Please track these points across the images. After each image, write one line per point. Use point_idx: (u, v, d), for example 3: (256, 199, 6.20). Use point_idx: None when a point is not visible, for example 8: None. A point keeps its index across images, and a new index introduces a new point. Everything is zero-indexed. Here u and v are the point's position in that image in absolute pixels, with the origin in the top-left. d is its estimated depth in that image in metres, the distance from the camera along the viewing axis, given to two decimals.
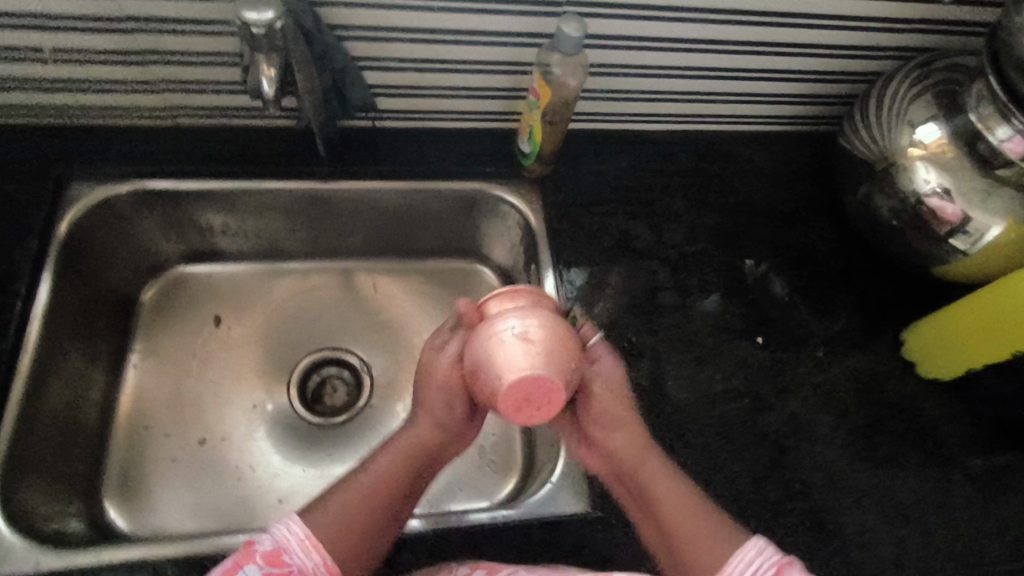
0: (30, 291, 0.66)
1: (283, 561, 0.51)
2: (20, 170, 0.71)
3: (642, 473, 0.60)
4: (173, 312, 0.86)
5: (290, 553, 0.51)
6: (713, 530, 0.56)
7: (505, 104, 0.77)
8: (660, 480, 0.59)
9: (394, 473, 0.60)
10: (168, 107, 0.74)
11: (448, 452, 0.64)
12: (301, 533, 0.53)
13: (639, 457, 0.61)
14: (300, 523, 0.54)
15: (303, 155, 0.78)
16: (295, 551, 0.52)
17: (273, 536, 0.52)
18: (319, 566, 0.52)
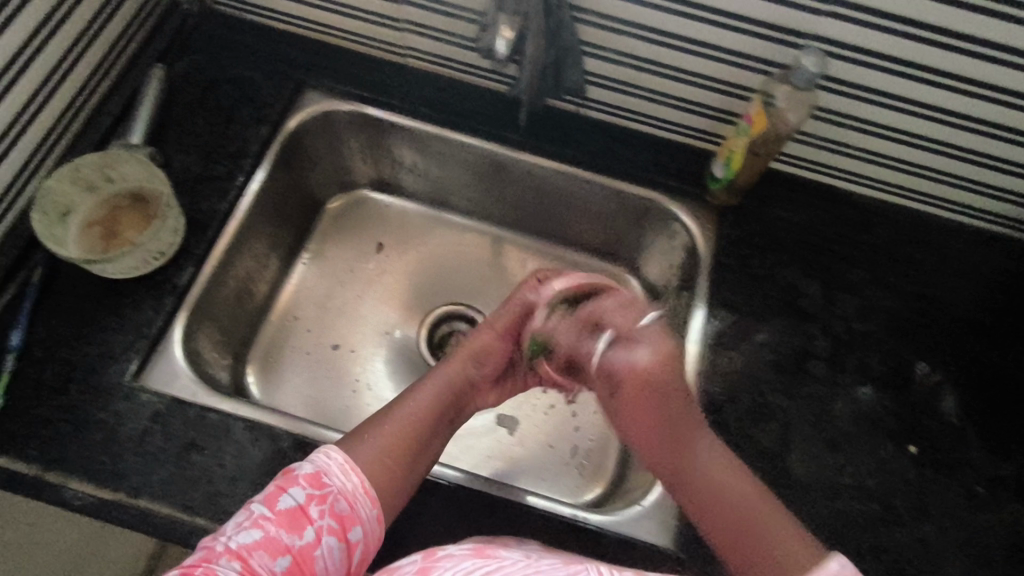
0: (248, 171, 0.74)
1: (322, 483, 0.55)
2: (269, 66, 0.80)
3: (690, 473, 0.59)
4: (346, 227, 0.94)
5: (329, 476, 0.55)
6: (765, 547, 0.52)
7: (708, 124, 0.75)
8: (709, 484, 0.58)
9: (416, 420, 0.64)
10: (400, 46, 0.79)
11: (461, 403, 0.69)
12: (340, 459, 0.57)
13: (680, 443, 0.62)
14: (339, 452, 0.58)
15: (503, 119, 0.81)
16: (335, 473, 0.56)
17: (311, 464, 0.56)
18: (357, 486, 0.56)
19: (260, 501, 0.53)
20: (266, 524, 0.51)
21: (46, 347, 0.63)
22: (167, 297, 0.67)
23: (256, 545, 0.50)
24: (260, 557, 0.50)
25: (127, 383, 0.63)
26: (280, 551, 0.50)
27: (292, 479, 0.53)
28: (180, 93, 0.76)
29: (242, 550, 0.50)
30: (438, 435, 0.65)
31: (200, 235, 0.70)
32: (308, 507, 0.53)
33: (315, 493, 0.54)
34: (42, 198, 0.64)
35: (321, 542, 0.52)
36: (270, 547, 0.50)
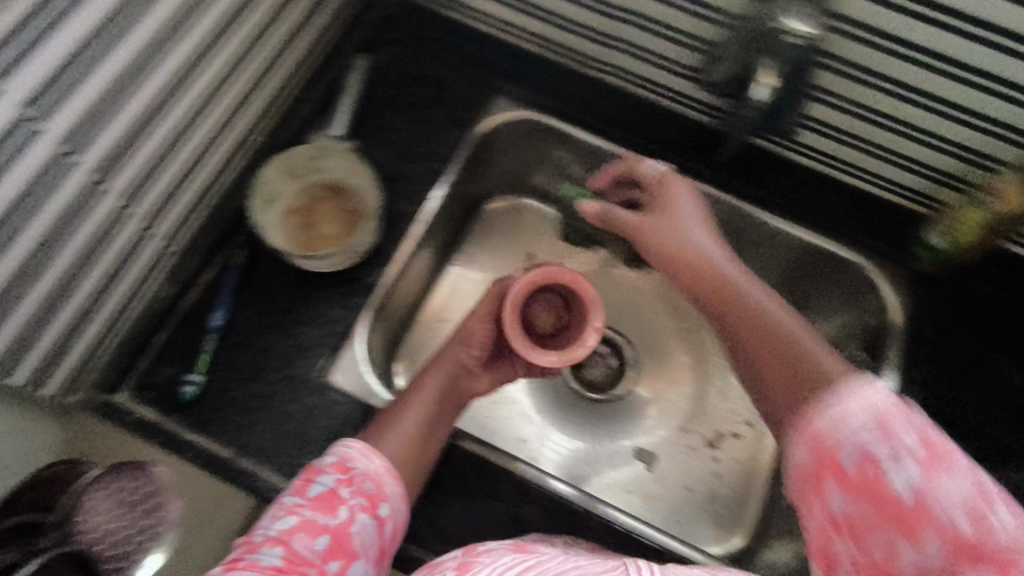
0: (438, 174, 0.73)
1: (348, 467, 0.52)
2: (465, 68, 0.79)
3: (784, 373, 0.54)
4: (501, 232, 0.91)
5: (352, 459, 0.53)
6: (840, 462, 0.42)
7: (925, 185, 0.72)
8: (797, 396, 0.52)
9: (415, 407, 0.60)
10: (603, 62, 0.77)
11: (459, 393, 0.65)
12: (359, 446, 0.55)
13: (790, 351, 0.54)
14: (355, 439, 0.55)
15: (693, 151, 0.77)
16: (357, 457, 0.53)
17: (333, 453, 0.53)
18: (383, 468, 0.54)
19: (289, 493, 0.51)
20: (300, 510, 0.49)
21: (243, 330, 0.64)
22: (357, 296, 0.67)
23: (294, 530, 0.48)
24: (301, 539, 0.48)
25: (316, 377, 0.63)
26: (319, 531, 0.48)
27: (315, 468, 0.52)
28: (378, 86, 0.76)
29: (280, 535, 0.48)
30: (441, 422, 0.62)
31: (392, 237, 0.70)
32: (338, 488, 0.51)
33: (343, 476, 0.52)
34: (256, 185, 0.65)
35: (356, 520, 0.50)
36: (308, 530, 0.48)
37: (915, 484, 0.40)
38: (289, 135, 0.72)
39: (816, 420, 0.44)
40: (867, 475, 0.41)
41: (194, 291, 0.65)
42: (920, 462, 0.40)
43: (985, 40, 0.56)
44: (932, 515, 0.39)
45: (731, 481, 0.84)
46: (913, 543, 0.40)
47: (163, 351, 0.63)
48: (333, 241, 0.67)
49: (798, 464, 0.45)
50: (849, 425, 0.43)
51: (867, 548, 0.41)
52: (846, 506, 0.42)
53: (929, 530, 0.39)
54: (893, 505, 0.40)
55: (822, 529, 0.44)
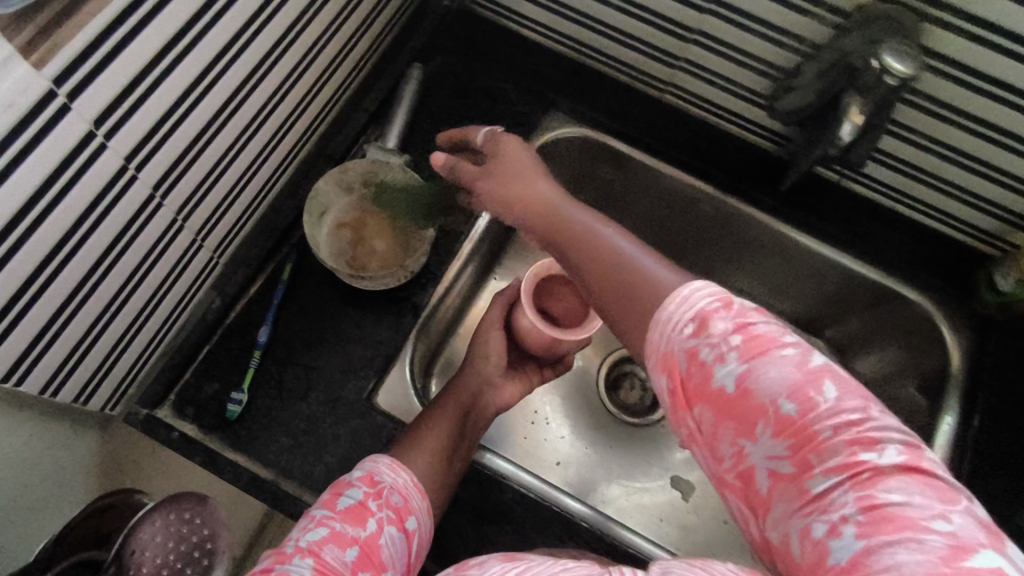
0: None
1: (375, 481, 0.51)
2: (522, 82, 0.76)
3: (620, 302, 0.43)
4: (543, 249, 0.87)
5: (379, 474, 0.52)
6: (731, 407, 0.37)
7: (996, 228, 0.70)
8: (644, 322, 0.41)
9: (445, 413, 0.60)
10: (666, 83, 0.74)
11: (487, 403, 0.63)
12: (388, 460, 0.54)
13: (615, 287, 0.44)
14: (382, 456, 0.54)
15: (755, 179, 0.75)
16: (385, 471, 0.52)
17: (358, 469, 0.52)
18: (409, 483, 0.52)
19: (315, 505, 0.48)
20: (331, 520, 0.46)
21: (288, 348, 0.62)
22: (407, 316, 0.65)
23: (325, 540, 0.45)
24: (332, 550, 0.45)
25: (364, 400, 0.61)
26: (349, 542, 0.46)
27: (343, 481, 0.50)
28: (433, 97, 0.74)
29: (311, 546, 0.45)
30: (470, 431, 0.61)
31: (444, 256, 0.68)
32: (367, 501, 0.49)
33: (371, 490, 0.50)
34: (308, 198, 0.64)
35: (386, 532, 0.48)
36: (339, 541, 0.46)
37: (741, 374, 0.37)
38: (343, 145, 0.71)
39: (650, 333, 0.41)
40: (691, 374, 0.39)
41: (240, 306, 0.63)
42: (741, 350, 0.37)
43: None
44: (757, 401, 0.37)
45: None
46: (753, 437, 0.37)
47: (204, 367, 0.61)
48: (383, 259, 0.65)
49: (661, 394, 0.41)
50: (671, 325, 0.40)
51: (723, 459, 0.39)
52: (708, 417, 0.39)
53: (759, 419, 0.37)
54: (724, 398, 0.38)
55: (694, 441, 0.40)
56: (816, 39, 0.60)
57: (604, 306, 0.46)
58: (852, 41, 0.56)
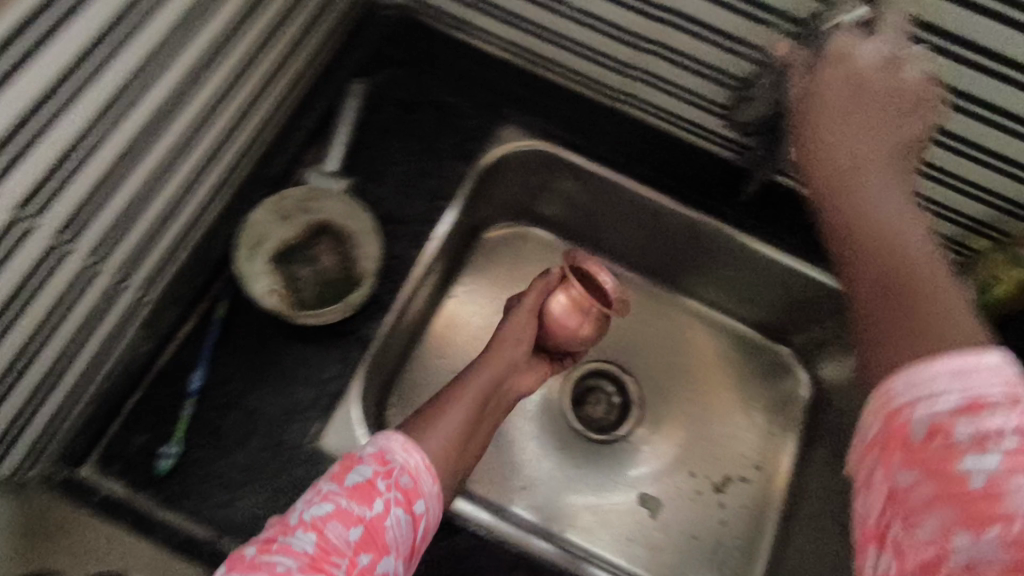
0: (444, 211, 0.67)
1: (388, 459, 0.50)
2: (474, 93, 0.72)
3: (874, 260, 0.42)
4: (503, 262, 0.83)
5: (392, 452, 0.50)
6: (959, 489, 0.31)
7: (954, 232, 0.69)
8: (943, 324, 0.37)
9: (463, 399, 0.61)
10: (622, 91, 0.71)
11: (501, 392, 0.65)
12: (401, 437, 0.51)
13: (866, 241, 0.44)
14: (398, 432, 0.52)
15: (716, 190, 0.73)
16: (397, 450, 0.50)
17: (374, 443, 0.50)
18: (421, 464, 0.51)
19: (327, 478, 0.48)
20: (336, 497, 0.46)
21: (223, 393, 0.58)
22: (354, 350, 0.61)
23: (328, 518, 0.45)
24: (335, 527, 0.45)
25: (307, 445, 0.57)
26: (354, 522, 0.46)
27: (353, 457, 0.49)
28: (378, 114, 0.69)
29: (315, 522, 0.45)
30: (482, 422, 0.63)
31: (392, 283, 0.64)
32: (377, 480, 0.48)
33: (382, 469, 0.49)
34: (242, 229, 0.60)
35: (392, 514, 0.47)
36: (342, 519, 0.46)
37: (996, 474, 0.31)
38: (276, 168, 0.65)
39: (891, 380, 0.35)
40: (925, 446, 0.32)
41: (171, 348, 0.59)
42: (1008, 453, 0.31)
43: None
44: (1003, 509, 0.30)
45: (738, 529, 0.81)
46: (974, 537, 0.30)
47: (135, 417, 0.57)
48: (326, 298, 0.62)
49: (864, 441, 0.36)
50: (913, 389, 0.34)
51: (918, 539, 0.32)
52: (923, 492, 0.32)
53: (995, 524, 0.30)
54: (958, 489, 0.32)
55: (880, 501, 0.35)
56: (775, 47, 0.57)
57: (846, 267, 0.44)
58: (805, 51, 0.52)
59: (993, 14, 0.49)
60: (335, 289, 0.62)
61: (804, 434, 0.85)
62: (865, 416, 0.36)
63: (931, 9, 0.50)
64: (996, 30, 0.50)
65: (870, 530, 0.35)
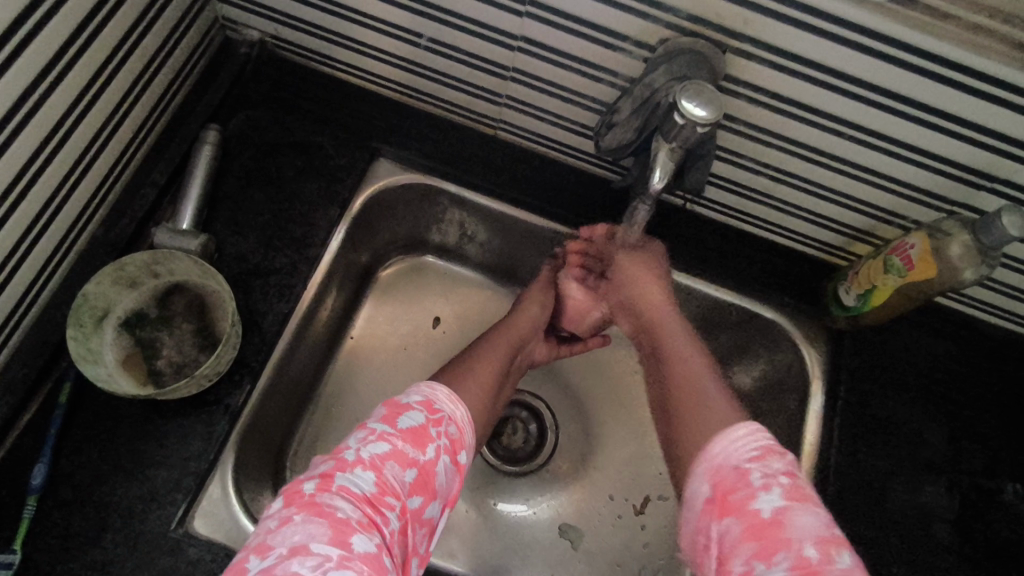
0: (314, 260, 0.64)
1: (435, 408, 0.55)
2: (343, 132, 0.69)
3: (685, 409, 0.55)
4: (399, 300, 0.79)
5: (439, 402, 0.55)
6: (763, 529, 0.43)
7: (839, 240, 0.67)
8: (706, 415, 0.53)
9: (500, 347, 0.66)
10: (496, 118, 0.69)
11: (528, 348, 0.70)
12: (445, 391, 0.57)
13: (688, 385, 0.57)
14: (442, 386, 0.58)
15: (601, 212, 0.71)
16: (444, 401, 0.56)
17: (420, 392, 0.56)
18: (463, 417, 0.56)
19: (380, 420, 0.52)
20: (393, 438, 0.50)
21: (74, 484, 0.53)
22: (220, 422, 0.57)
23: (386, 457, 0.49)
24: (393, 469, 0.49)
25: (173, 534, 0.53)
26: (409, 464, 0.50)
27: (407, 404, 0.53)
28: (238, 163, 0.65)
29: (373, 460, 0.49)
30: (509, 374, 0.67)
31: (261, 344, 0.60)
32: (428, 427, 0.53)
33: (431, 417, 0.54)
34: (80, 304, 0.55)
35: (439, 460, 0.52)
36: (399, 459, 0.49)
37: (779, 507, 0.43)
38: (128, 230, 0.62)
39: (712, 444, 0.50)
40: (737, 495, 0.45)
41: (13, 440, 0.54)
42: (787, 491, 0.44)
43: (893, 108, 0.51)
44: (786, 535, 0.42)
45: (663, 547, 0.76)
46: (767, 564, 0.41)
47: None
48: (184, 370, 0.58)
49: (700, 502, 0.48)
50: (712, 451, 0.49)
51: (733, 574, 0.43)
52: (736, 531, 0.44)
53: (782, 550, 0.42)
54: (758, 523, 0.43)
55: (714, 553, 0.45)
56: (630, 73, 0.56)
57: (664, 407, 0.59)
58: (659, 75, 0.51)
59: (821, 33, 0.47)
60: (195, 357, 0.59)
61: None
62: (697, 480, 0.49)
63: (760, 32, 0.48)
64: (828, 47, 0.48)
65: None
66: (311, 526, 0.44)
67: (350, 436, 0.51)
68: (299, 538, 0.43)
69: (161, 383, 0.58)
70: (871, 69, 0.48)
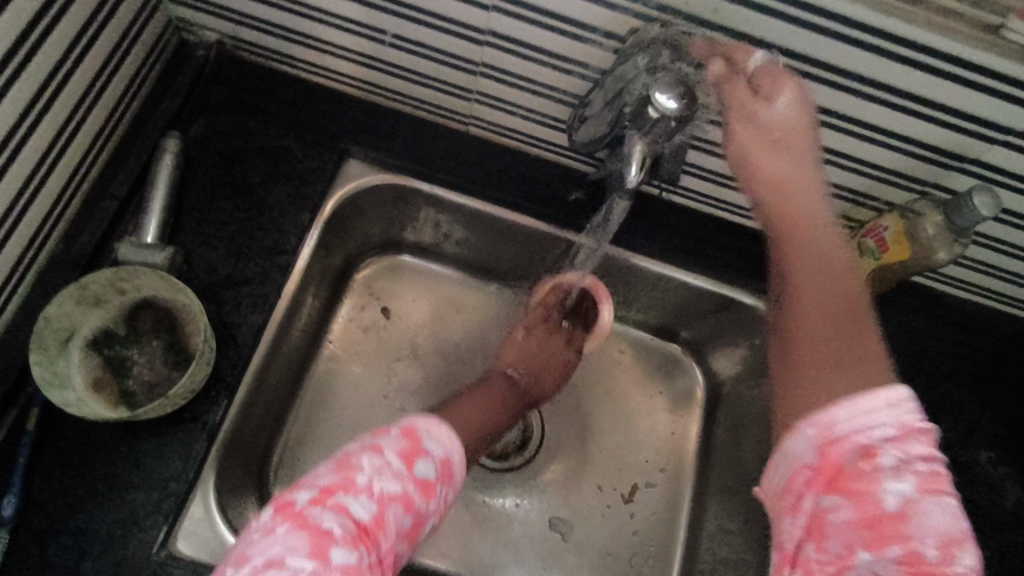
0: (287, 268, 0.62)
1: (450, 468, 0.52)
2: (310, 133, 0.67)
3: (822, 327, 0.46)
4: (377, 302, 0.77)
5: (456, 462, 0.53)
6: (879, 524, 0.37)
7: None
8: (853, 359, 0.43)
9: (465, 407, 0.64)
10: (467, 114, 0.67)
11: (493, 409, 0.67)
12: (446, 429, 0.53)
13: (821, 282, 0.47)
14: (458, 440, 0.54)
15: (578, 205, 0.70)
16: (458, 465, 0.53)
17: (443, 443, 0.52)
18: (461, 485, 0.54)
19: (400, 454, 0.49)
20: (406, 481, 0.48)
21: (49, 512, 0.51)
22: (198, 440, 0.55)
23: (394, 498, 0.47)
24: (395, 511, 0.47)
25: (156, 557, 0.52)
26: (411, 512, 0.48)
27: (426, 450, 0.51)
28: (201, 171, 0.63)
29: (381, 495, 0.47)
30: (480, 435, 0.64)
31: (236, 356, 0.58)
32: (438, 482, 0.51)
33: (445, 472, 0.51)
34: (43, 329, 0.53)
35: (433, 519, 0.50)
36: (405, 504, 0.48)
37: (909, 496, 0.38)
38: (89, 247, 0.59)
39: (833, 405, 0.41)
40: (859, 474, 0.38)
41: None
42: (920, 480, 0.38)
43: (866, 93, 0.50)
44: (909, 530, 0.37)
45: (656, 534, 0.76)
46: (877, 556, 0.37)
47: None
48: (159, 390, 0.57)
49: (802, 463, 0.40)
50: (826, 414, 0.40)
51: (827, 553, 0.38)
52: (845, 515, 0.38)
53: (898, 542, 0.36)
54: (878, 510, 0.37)
55: (799, 522, 0.40)
56: (601, 64, 0.55)
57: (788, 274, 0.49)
58: (629, 68, 0.51)
59: (791, 20, 0.46)
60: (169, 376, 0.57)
61: (707, 422, 0.80)
62: (802, 438, 0.41)
63: (729, 20, 0.48)
64: (797, 33, 0.47)
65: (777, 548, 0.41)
66: (291, 538, 0.43)
67: (360, 451, 0.49)
68: (276, 549, 0.43)
69: (134, 406, 0.56)
70: (840, 54, 0.48)
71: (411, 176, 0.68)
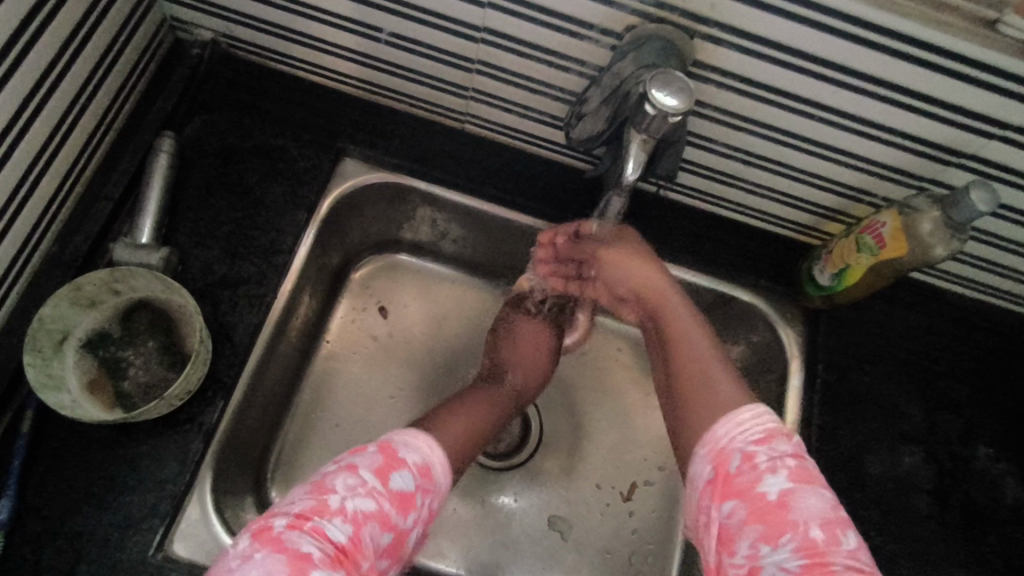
0: (283, 267, 0.62)
1: (428, 476, 0.53)
2: (305, 132, 0.67)
3: (690, 390, 0.56)
4: (374, 301, 0.77)
5: (434, 470, 0.53)
6: (771, 519, 0.47)
7: (813, 220, 0.68)
8: (705, 405, 0.54)
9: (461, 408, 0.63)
10: (463, 112, 0.67)
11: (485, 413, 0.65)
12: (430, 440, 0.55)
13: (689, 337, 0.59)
14: (438, 445, 0.55)
15: (575, 203, 0.70)
16: (439, 472, 0.54)
17: (419, 452, 0.53)
18: (445, 489, 0.55)
19: (374, 471, 0.50)
20: (380, 498, 0.49)
21: (45, 514, 0.51)
22: (195, 441, 0.55)
23: (369, 517, 0.48)
24: (371, 529, 0.48)
25: (153, 558, 0.51)
26: (389, 528, 0.49)
27: (402, 465, 0.51)
28: (196, 170, 0.63)
29: (355, 515, 0.48)
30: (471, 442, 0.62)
31: (232, 357, 0.58)
32: (416, 494, 0.51)
33: (423, 483, 0.52)
34: (36, 330, 0.53)
35: (415, 529, 0.51)
36: (381, 522, 0.49)
37: (785, 489, 0.48)
38: (83, 248, 0.59)
39: (715, 425, 0.53)
40: (742, 479, 0.49)
41: None
42: (793, 476, 0.49)
43: (863, 89, 0.50)
44: (793, 518, 0.47)
45: (655, 532, 0.76)
46: (773, 545, 0.47)
47: None
48: (155, 391, 0.56)
49: (701, 480, 0.52)
50: (710, 434, 0.53)
51: (738, 552, 0.48)
52: (741, 515, 0.49)
53: (788, 533, 0.47)
54: (764, 507, 0.48)
55: (713, 530, 0.50)
56: (598, 61, 0.55)
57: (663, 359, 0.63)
58: (626, 64, 0.51)
59: (788, 15, 0.46)
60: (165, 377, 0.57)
61: None
62: (698, 461, 0.53)
63: (727, 16, 0.48)
64: (794, 29, 0.47)
65: (709, 553, 0.51)
66: (271, 562, 0.44)
67: (336, 473, 0.50)
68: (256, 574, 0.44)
69: (130, 408, 0.56)
70: (837, 49, 0.48)
71: (407, 174, 0.68)
